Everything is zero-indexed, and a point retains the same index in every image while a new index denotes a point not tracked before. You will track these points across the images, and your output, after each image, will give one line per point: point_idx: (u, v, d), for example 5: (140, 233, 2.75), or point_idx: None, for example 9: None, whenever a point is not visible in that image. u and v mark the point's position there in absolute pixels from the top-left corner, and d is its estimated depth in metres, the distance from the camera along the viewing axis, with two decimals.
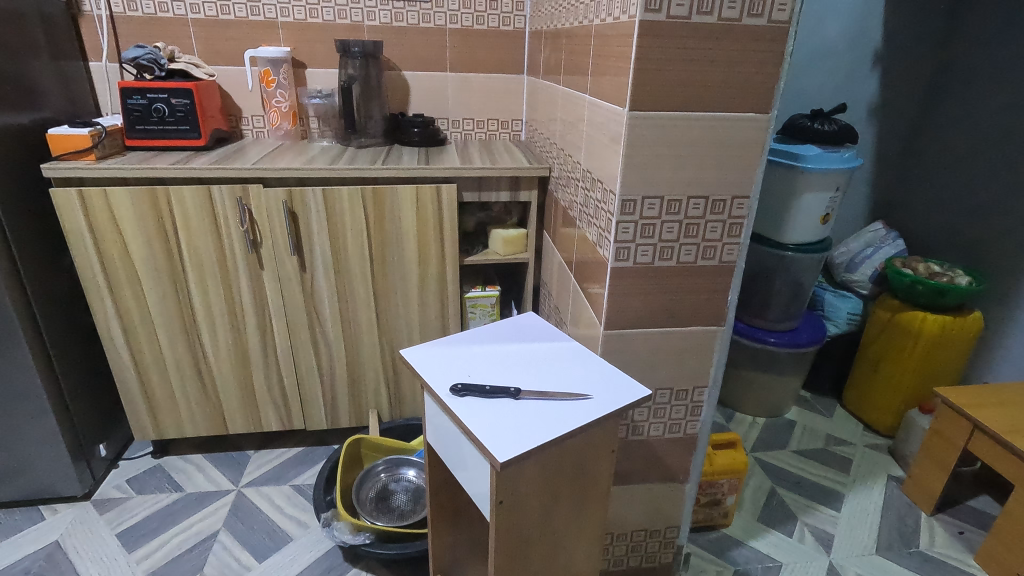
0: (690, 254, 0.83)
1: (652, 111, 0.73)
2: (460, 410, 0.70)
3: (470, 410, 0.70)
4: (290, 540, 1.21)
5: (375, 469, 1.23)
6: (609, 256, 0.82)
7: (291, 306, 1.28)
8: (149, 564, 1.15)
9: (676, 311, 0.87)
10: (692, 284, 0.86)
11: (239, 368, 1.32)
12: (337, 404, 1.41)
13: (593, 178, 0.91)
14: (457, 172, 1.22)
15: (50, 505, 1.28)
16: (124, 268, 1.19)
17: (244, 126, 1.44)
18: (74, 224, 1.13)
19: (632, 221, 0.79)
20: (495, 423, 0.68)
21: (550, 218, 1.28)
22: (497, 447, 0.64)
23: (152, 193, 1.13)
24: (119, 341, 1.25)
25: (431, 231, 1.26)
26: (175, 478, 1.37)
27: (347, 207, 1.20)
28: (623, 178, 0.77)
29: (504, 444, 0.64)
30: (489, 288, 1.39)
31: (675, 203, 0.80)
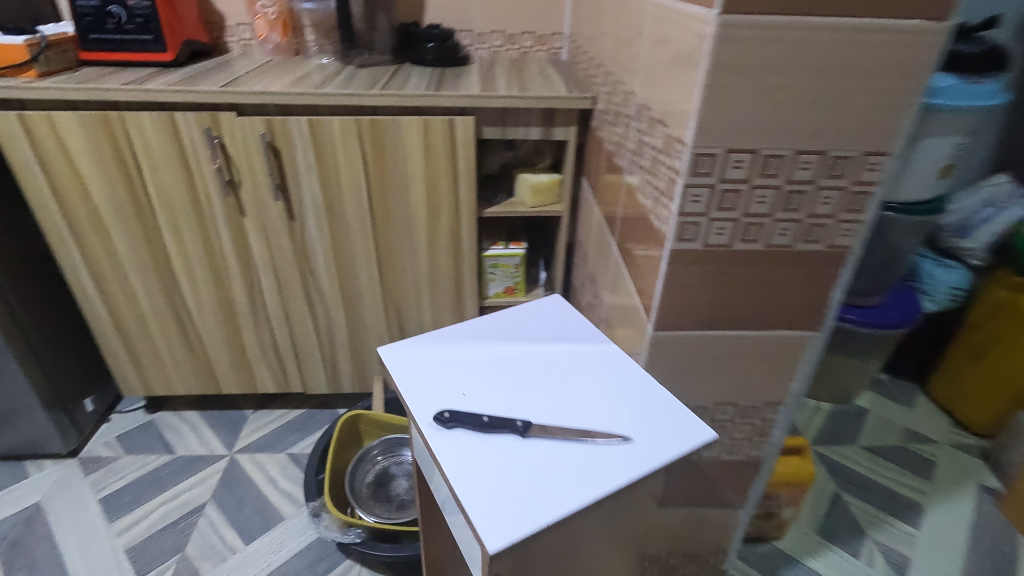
0: (785, 235, 0.58)
1: (758, 14, 0.46)
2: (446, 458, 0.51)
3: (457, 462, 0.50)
4: (280, 520, 1.09)
5: (371, 452, 1.07)
6: (666, 233, 0.58)
7: (279, 259, 1.09)
8: (129, 538, 1.06)
9: (756, 310, 0.63)
10: (783, 277, 0.61)
11: (227, 327, 1.17)
12: (338, 368, 1.25)
13: (651, 115, 0.65)
14: (476, 101, 0.96)
15: (36, 461, 1.20)
16: (85, 209, 1.01)
17: (228, 37, 1.20)
18: (21, 156, 0.95)
19: (707, 186, 0.54)
20: (493, 476, 0.49)
21: (591, 163, 1.02)
22: (488, 523, 0.45)
23: (104, 120, 0.93)
24: (92, 291, 1.10)
25: (443, 176, 1.02)
26: (167, 438, 1.26)
27: (340, 143, 0.97)
28: (697, 122, 0.51)
29: (497, 522, 0.45)
30: (514, 245, 1.17)
31: (774, 160, 0.53)
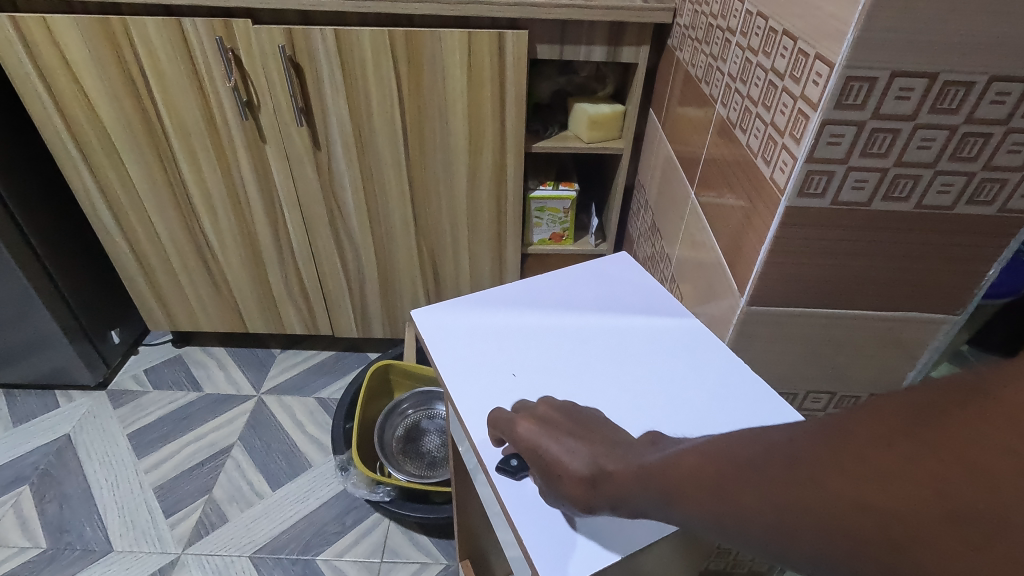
0: (946, 193, 0.44)
1: None
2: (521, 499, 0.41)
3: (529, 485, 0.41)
4: (307, 467, 1.06)
5: (401, 406, 1.01)
6: (783, 184, 0.45)
7: (304, 192, 0.99)
8: (157, 475, 1.04)
9: (883, 287, 0.50)
10: (929, 247, 0.47)
11: (250, 263, 1.09)
12: (368, 312, 1.18)
13: (769, 26, 0.50)
14: (532, 12, 0.80)
15: (66, 391, 1.19)
16: (94, 130, 0.92)
17: None
18: (19, 67, 0.85)
19: (853, 124, 0.40)
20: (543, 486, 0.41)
21: (664, 91, 0.86)
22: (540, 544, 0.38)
23: (104, 27, 0.81)
24: (108, 219, 1.03)
25: (488, 101, 0.88)
26: (195, 375, 1.23)
27: (370, 60, 0.83)
28: (858, 31, 0.37)
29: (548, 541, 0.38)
30: (564, 186, 1.03)
31: (957, 90, 0.39)
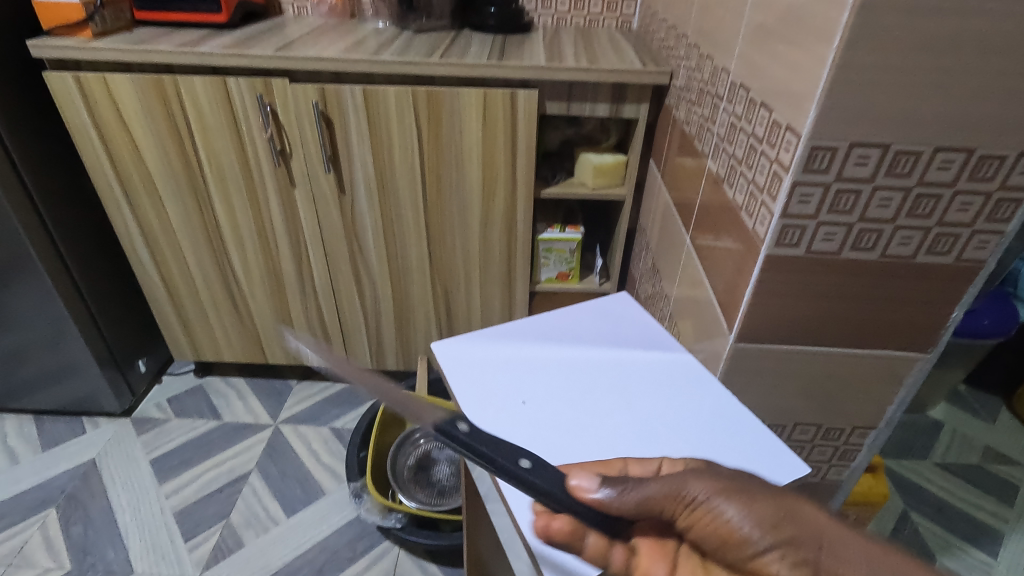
0: (907, 244, 0.49)
1: None
2: (523, 468, 0.39)
3: (548, 483, 0.38)
4: (321, 495, 1.09)
5: (414, 435, 1.06)
6: (762, 235, 0.51)
7: (328, 233, 1.06)
8: (178, 500, 1.08)
9: (857, 327, 0.55)
10: (895, 292, 0.53)
11: (274, 297, 1.16)
12: (383, 346, 1.24)
13: (750, 97, 0.57)
14: (541, 73, 0.88)
15: (92, 417, 1.24)
16: (139, 174, 1.00)
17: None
18: (77, 118, 0.94)
19: (821, 185, 0.47)
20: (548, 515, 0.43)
21: (663, 143, 0.94)
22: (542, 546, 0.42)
23: (158, 83, 0.90)
24: (145, 255, 1.11)
25: (501, 151, 0.96)
26: (215, 404, 1.28)
27: (395, 114, 0.92)
28: (818, 109, 0.43)
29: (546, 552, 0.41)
30: (571, 229, 1.10)
31: (907, 158, 0.45)
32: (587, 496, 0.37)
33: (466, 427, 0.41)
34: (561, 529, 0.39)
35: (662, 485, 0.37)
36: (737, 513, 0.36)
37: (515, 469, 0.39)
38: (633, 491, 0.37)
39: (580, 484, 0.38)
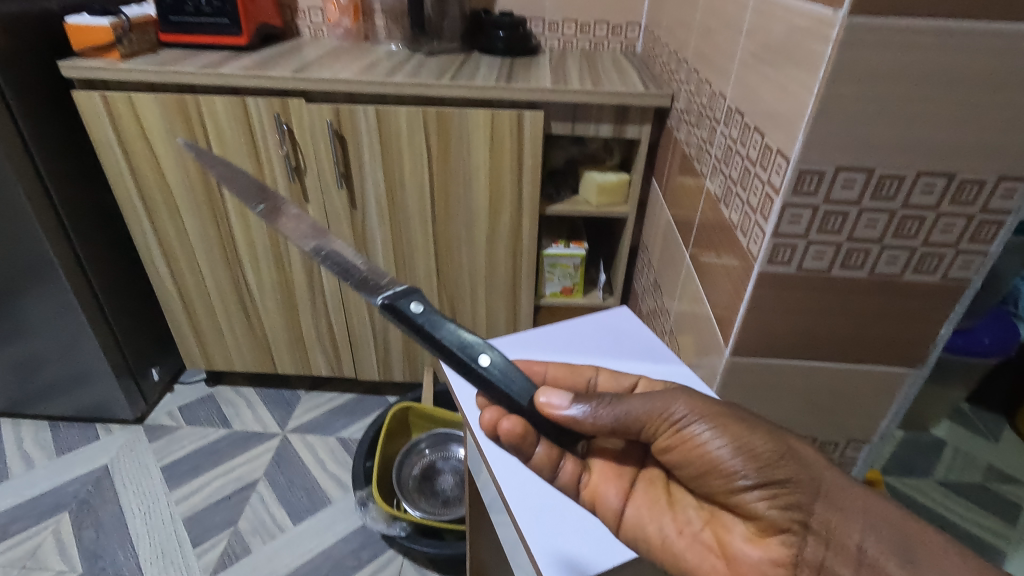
0: (894, 263, 0.52)
1: (885, 22, 0.41)
2: (484, 368, 0.48)
3: (507, 386, 0.48)
4: (327, 503, 1.11)
5: (419, 445, 1.08)
6: (756, 253, 0.54)
7: None
8: (187, 506, 1.10)
9: (849, 342, 0.57)
10: (885, 310, 0.55)
11: (285, 308, 1.19)
12: (390, 357, 1.26)
13: (745, 122, 0.60)
14: (547, 95, 0.92)
15: (106, 424, 1.27)
16: (159, 189, 1.04)
17: (301, 21, 1.21)
18: (102, 134, 0.98)
19: (810, 206, 0.49)
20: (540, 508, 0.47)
21: (665, 163, 0.97)
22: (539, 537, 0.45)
23: (180, 102, 0.94)
24: (162, 266, 1.14)
25: (507, 169, 0.99)
26: (225, 412, 1.31)
27: (406, 133, 0.95)
28: (806, 135, 0.46)
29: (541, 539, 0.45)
30: (575, 245, 1.13)
31: (891, 181, 0.47)
32: (560, 410, 0.46)
33: (419, 309, 0.48)
34: (509, 429, 0.47)
35: (649, 412, 0.45)
36: (726, 445, 0.43)
37: (478, 370, 0.48)
38: (611, 410, 0.45)
39: (550, 400, 0.46)
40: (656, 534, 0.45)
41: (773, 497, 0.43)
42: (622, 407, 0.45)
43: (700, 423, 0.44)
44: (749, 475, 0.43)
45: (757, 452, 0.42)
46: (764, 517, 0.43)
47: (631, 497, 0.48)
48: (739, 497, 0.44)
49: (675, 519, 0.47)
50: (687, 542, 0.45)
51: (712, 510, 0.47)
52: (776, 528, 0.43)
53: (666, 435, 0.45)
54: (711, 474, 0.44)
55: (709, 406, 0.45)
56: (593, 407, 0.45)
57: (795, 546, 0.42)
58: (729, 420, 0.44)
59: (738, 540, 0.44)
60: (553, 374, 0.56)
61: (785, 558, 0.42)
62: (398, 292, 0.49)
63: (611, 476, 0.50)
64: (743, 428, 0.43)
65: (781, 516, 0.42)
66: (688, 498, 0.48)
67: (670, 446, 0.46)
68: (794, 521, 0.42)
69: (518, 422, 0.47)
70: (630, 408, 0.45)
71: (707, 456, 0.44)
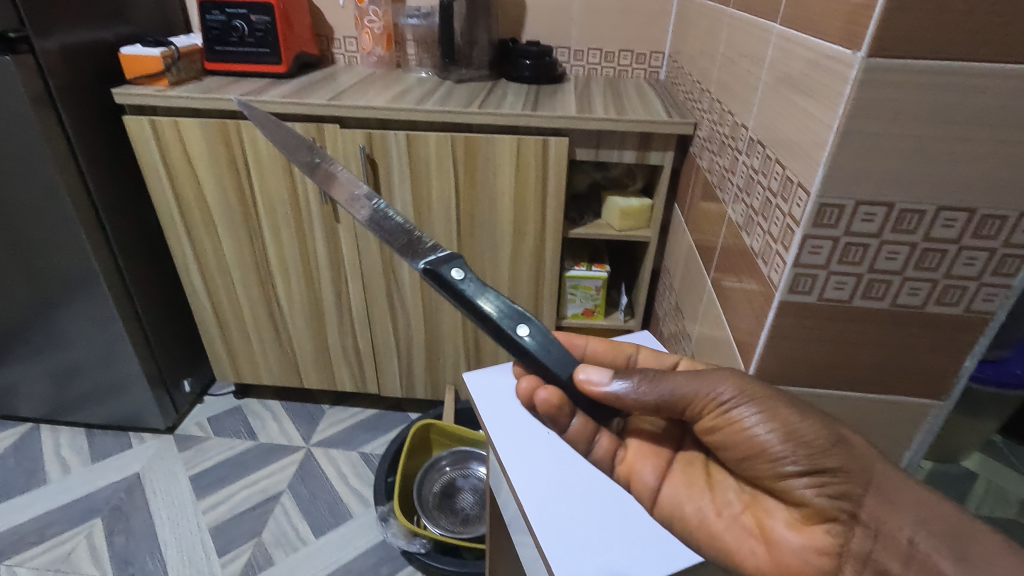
0: (916, 295, 0.52)
1: (903, 64, 0.42)
2: (521, 339, 0.50)
3: (546, 359, 0.50)
4: (349, 518, 1.13)
5: (440, 462, 1.10)
6: (777, 282, 0.55)
7: (367, 265, 1.12)
8: (214, 516, 1.13)
9: (871, 373, 0.57)
10: (908, 341, 0.55)
11: (313, 325, 1.23)
12: (413, 375, 1.28)
13: (766, 154, 0.61)
14: (571, 123, 0.94)
15: (138, 433, 1.32)
16: (199, 208, 1.09)
17: (336, 49, 1.27)
18: (149, 156, 1.04)
19: (831, 239, 0.50)
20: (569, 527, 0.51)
21: (687, 189, 0.98)
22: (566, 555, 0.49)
23: (222, 127, 0.99)
24: (198, 281, 1.19)
25: (532, 194, 1.02)
26: (252, 424, 1.34)
27: (434, 158, 0.99)
28: (826, 169, 0.47)
29: (566, 554, 0.49)
30: (597, 267, 1.14)
31: (912, 216, 0.48)
32: (601, 388, 0.48)
33: (460, 276, 0.52)
34: (546, 399, 0.49)
35: (693, 392, 0.48)
36: (775, 433, 0.46)
37: (515, 340, 0.50)
38: (655, 390, 0.48)
39: (589, 376, 0.49)
40: (694, 514, 0.50)
41: (821, 484, 0.46)
42: (665, 386, 0.48)
43: (746, 408, 0.47)
44: (795, 461, 0.46)
45: (806, 439, 0.45)
46: (811, 503, 0.46)
47: (667, 476, 0.53)
48: (784, 482, 0.47)
49: (715, 501, 0.51)
50: (726, 522, 0.49)
51: (752, 494, 0.50)
52: (823, 516, 0.46)
53: (712, 415, 0.48)
54: (758, 458, 0.48)
55: (756, 389, 0.47)
56: (634, 385, 0.48)
57: (841, 536, 0.45)
58: (777, 407, 0.47)
59: (777, 524, 0.48)
60: (594, 347, 0.62)
61: (830, 547, 0.46)
62: (441, 257, 0.52)
63: (648, 453, 0.55)
64: (791, 414, 0.46)
65: (829, 504, 0.45)
66: (728, 481, 0.52)
67: (714, 427, 0.49)
68: (842, 510, 0.45)
69: (554, 393, 0.49)
70: (672, 387, 0.48)
71: (753, 439, 0.47)
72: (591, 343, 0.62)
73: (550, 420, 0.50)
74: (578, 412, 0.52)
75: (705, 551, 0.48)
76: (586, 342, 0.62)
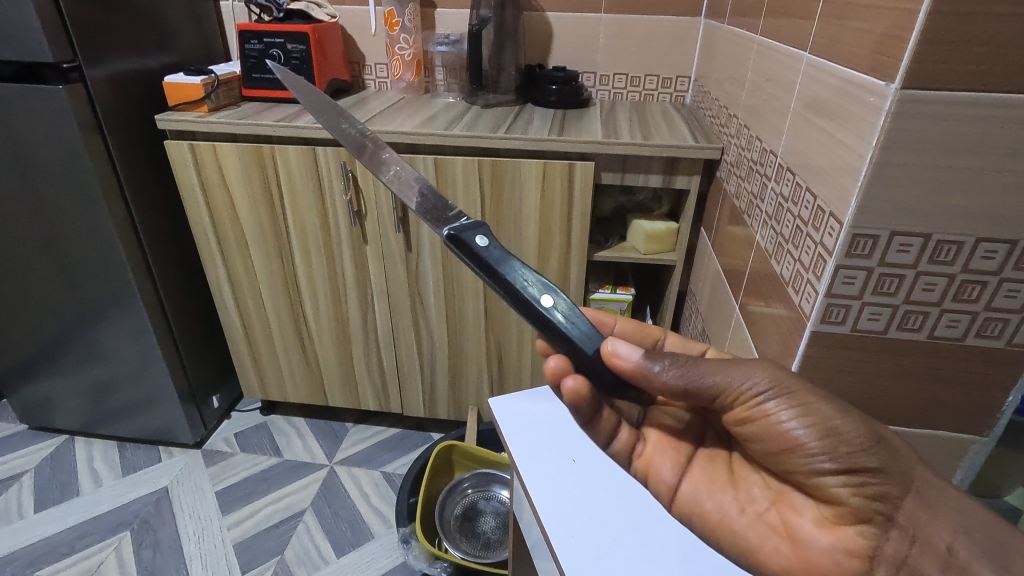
0: (956, 327, 0.51)
1: (938, 95, 0.42)
2: (546, 310, 0.49)
3: (572, 334, 0.50)
4: (370, 538, 1.13)
5: (462, 484, 1.09)
6: (808, 311, 0.54)
7: (393, 286, 1.14)
8: (238, 532, 1.14)
9: (909, 407, 0.55)
10: (947, 374, 0.53)
11: (339, 343, 1.24)
12: (436, 395, 1.29)
13: (796, 182, 0.61)
14: (597, 147, 0.95)
15: (168, 447, 1.34)
16: (233, 229, 1.12)
17: (367, 75, 1.30)
18: (187, 178, 1.07)
19: (864, 269, 0.49)
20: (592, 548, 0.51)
21: (714, 213, 0.97)
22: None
23: (257, 151, 1.02)
24: (230, 298, 1.22)
25: (557, 216, 1.02)
26: (277, 441, 1.36)
27: (461, 181, 1.00)
28: (859, 200, 0.47)
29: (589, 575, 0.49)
30: (622, 290, 1.14)
31: (950, 247, 0.47)
32: (630, 364, 0.47)
33: (484, 244, 0.50)
34: (574, 388, 0.50)
35: (725, 381, 0.48)
36: (811, 432, 0.46)
37: (540, 310, 0.49)
38: (687, 377, 0.47)
39: (617, 349, 0.48)
40: (715, 510, 0.53)
41: (860, 485, 0.45)
42: (698, 373, 0.47)
43: (781, 402, 0.47)
44: (829, 458, 0.46)
45: (846, 437, 0.45)
46: (846, 503, 0.46)
47: (688, 472, 0.56)
48: (818, 479, 0.47)
49: (739, 498, 0.53)
50: (749, 520, 0.51)
51: (778, 491, 0.51)
52: (858, 516, 0.46)
53: (744, 407, 0.48)
54: (790, 452, 0.48)
55: (793, 384, 0.47)
56: (664, 369, 0.47)
57: (874, 539, 0.45)
58: (815, 404, 0.46)
59: (804, 521, 0.49)
60: (623, 326, 0.64)
61: (862, 549, 0.46)
62: (467, 226, 0.51)
63: (668, 448, 0.58)
64: (829, 411, 0.46)
65: (866, 505, 0.45)
66: (754, 478, 0.54)
67: (746, 418, 0.49)
68: (878, 512, 0.45)
69: (582, 383, 0.50)
70: (704, 375, 0.47)
71: (786, 435, 0.48)
72: (619, 323, 0.64)
73: (575, 407, 0.51)
74: (602, 404, 0.55)
75: (727, 546, 0.51)
76: (615, 323, 0.64)
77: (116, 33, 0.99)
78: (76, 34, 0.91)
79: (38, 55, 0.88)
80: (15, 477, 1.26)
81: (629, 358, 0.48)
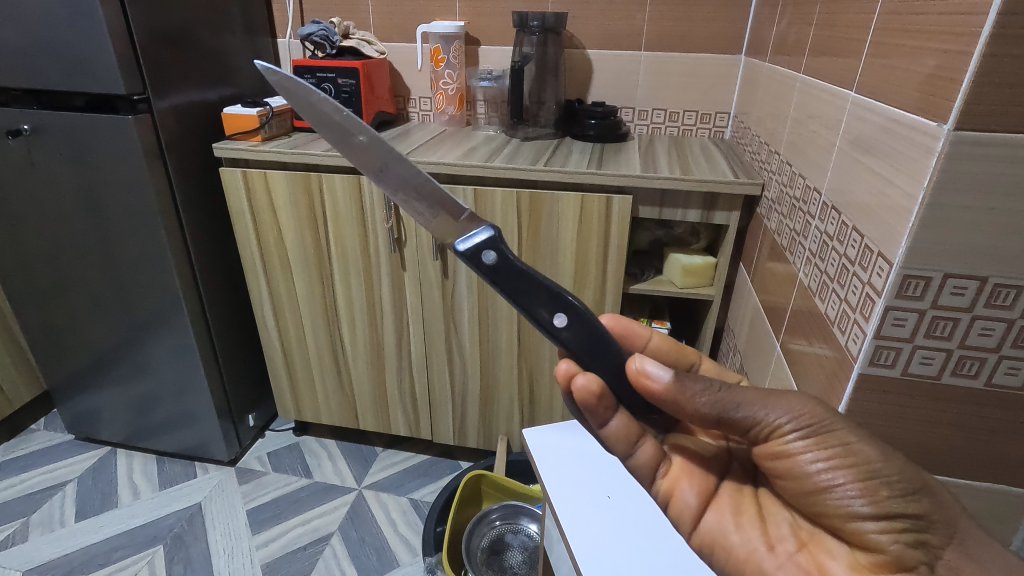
0: (1016, 376, 0.48)
1: (994, 137, 0.41)
2: (558, 327, 0.49)
3: (584, 347, 0.49)
4: (396, 566, 1.12)
5: (490, 515, 1.08)
6: (855, 353, 0.52)
7: (428, 312, 1.15)
8: (266, 553, 1.15)
9: (965, 457, 0.53)
10: (1005, 425, 0.51)
11: (373, 367, 1.26)
12: (466, 422, 1.29)
13: (842, 221, 0.60)
14: (635, 181, 0.96)
15: (203, 464, 1.38)
16: (278, 252, 1.17)
17: (412, 108, 1.35)
18: (238, 203, 1.12)
19: (916, 311, 0.48)
20: None
21: (754, 249, 0.96)
22: None
23: (306, 179, 1.06)
24: (271, 318, 1.26)
25: (593, 247, 1.02)
26: (308, 462, 1.38)
27: (499, 212, 1.02)
28: (910, 242, 0.46)
29: None
30: (657, 324, 1.13)
31: (1007, 292, 0.45)
32: (656, 380, 0.45)
33: (492, 261, 0.47)
34: (585, 386, 0.48)
35: (761, 413, 0.46)
36: (851, 473, 0.44)
37: (551, 327, 0.49)
38: (715, 405, 0.45)
39: (645, 369, 0.45)
40: (742, 545, 0.50)
41: (900, 531, 0.43)
42: (734, 404, 0.45)
43: (818, 439, 0.45)
44: (866, 502, 0.44)
45: (889, 481, 0.43)
46: (886, 550, 0.44)
47: (712, 502, 0.53)
48: (854, 523, 0.45)
49: (769, 535, 0.50)
50: (779, 560, 0.49)
51: (809, 532, 0.49)
52: (899, 565, 0.44)
53: (776, 442, 0.47)
54: (824, 493, 0.46)
55: (831, 423, 0.45)
56: (698, 396, 0.45)
57: None
58: (857, 445, 0.44)
59: (837, 565, 0.47)
60: (655, 342, 0.62)
61: None
62: (478, 242, 0.48)
63: (694, 473, 0.54)
64: (871, 454, 0.44)
65: (906, 553, 0.43)
66: (782, 513, 0.51)
67: (779, 453, 0.47)
68: (920, 561, 0.43)
69: (593, 380, 0.48)
70: (739, 405, 0.46)
71: (821, 476, 0.46)
72: (654, 338, 0.62)
73: (586, 406, 0.49)
74: (620, 411, 0.51)
75: None
76: (651, 337, 0.62)
77: (183, 67, 1.06)
78: (147, 69, 0.98)
79: (112, 87, 0.95)
80: (60, 485, 1.31)
81: (658, 376, 0.45)
